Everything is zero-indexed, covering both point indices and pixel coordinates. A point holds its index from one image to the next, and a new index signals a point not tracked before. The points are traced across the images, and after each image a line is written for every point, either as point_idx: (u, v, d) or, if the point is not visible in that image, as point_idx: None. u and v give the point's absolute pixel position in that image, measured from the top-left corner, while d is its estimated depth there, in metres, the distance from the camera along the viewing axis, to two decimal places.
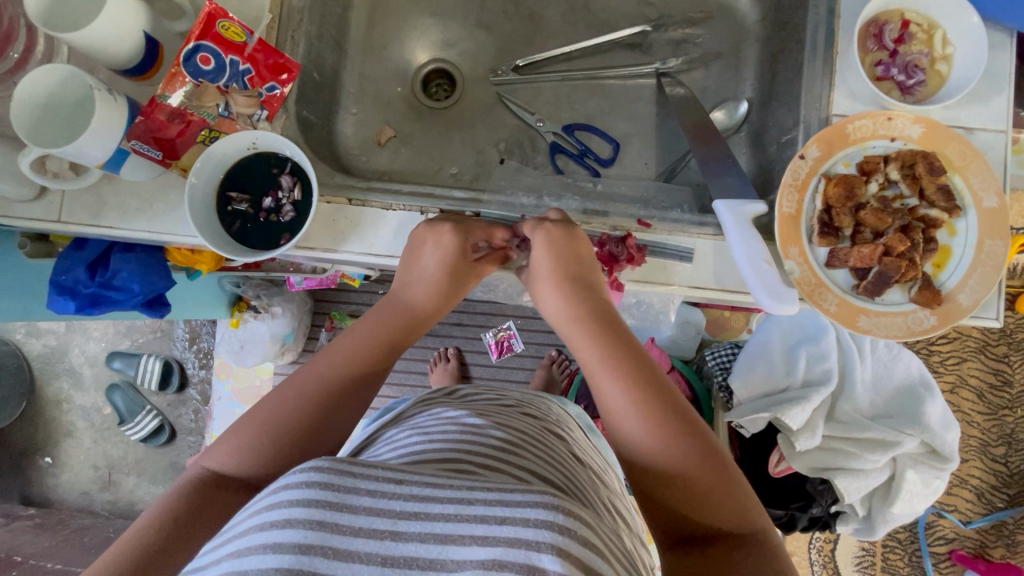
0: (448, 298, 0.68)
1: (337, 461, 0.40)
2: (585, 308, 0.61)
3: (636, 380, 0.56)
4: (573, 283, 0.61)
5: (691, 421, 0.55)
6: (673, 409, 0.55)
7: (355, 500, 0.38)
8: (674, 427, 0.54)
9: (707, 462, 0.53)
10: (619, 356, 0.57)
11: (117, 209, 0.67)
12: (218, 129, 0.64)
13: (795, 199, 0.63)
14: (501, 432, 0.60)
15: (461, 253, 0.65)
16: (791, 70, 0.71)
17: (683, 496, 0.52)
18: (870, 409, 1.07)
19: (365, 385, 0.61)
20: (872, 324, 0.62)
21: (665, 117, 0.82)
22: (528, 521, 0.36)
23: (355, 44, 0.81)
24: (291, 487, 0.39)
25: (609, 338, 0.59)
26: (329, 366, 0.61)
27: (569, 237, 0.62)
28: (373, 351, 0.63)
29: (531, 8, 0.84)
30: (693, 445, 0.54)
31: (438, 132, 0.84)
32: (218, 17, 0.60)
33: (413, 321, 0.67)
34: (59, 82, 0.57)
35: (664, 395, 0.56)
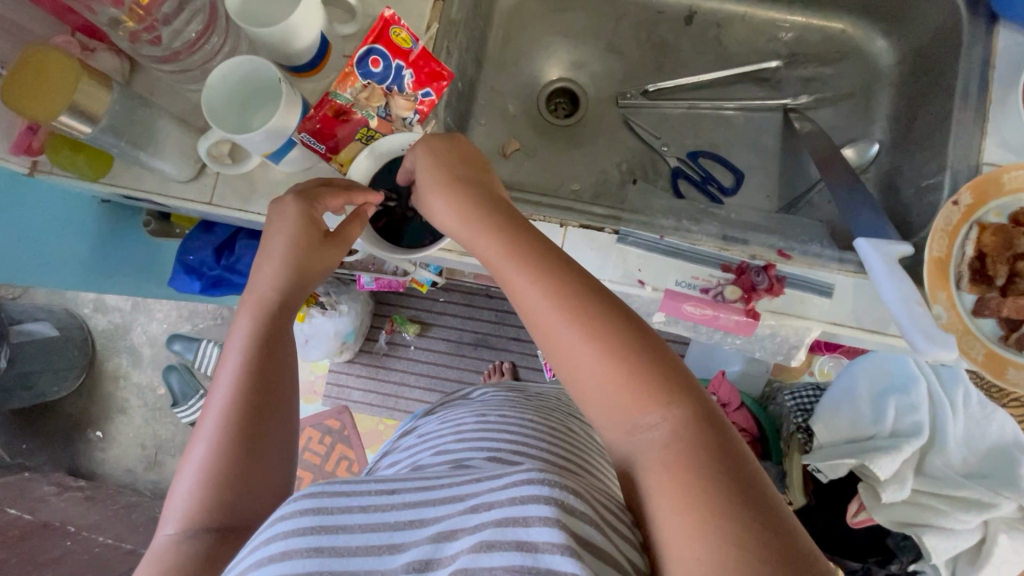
0: (314, 270, 0.59)
1: (323, 483, 0.41)
2: (473, 205, 0.53)
3: (550, 278, 0.46)
4: (462, 189, 0.54)
5: (614, 308, 0.45)
6: (606, 305, 0.45)
7: (347, 519, 0.38)
8: (598, 317, 0.44)
9: (632, 349, 0.43)
10: (530, 256, 0.48)
11: (266, 197, 0.70)
12: (376, 129, 0.67)
13: (944, 244, 0.62)
14: (496, 422, 0.60)
15: (314, 223, 0.58)
16: (934, 116, 0.71)
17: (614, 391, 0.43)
18: (962, 467, 1.04)
19: (272, 370, 0.54)
20: (1020, 377, 0.60)
21: (789, 152, 0.82)
22: (517, 499, 0.36)
23: (489, 57, 0.84)
24: (285, 517, 0.39)
25: (517, 244, 0.49)
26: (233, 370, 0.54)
27: (448, 144, 0.58)
28: (269, 338, 0.56)
29: (663, 37, 0.86)
30: (619, 354, 0.43)
31: (561, 148, 0.85)
32: (392, 23, 0.63)
33: (296, 286, 0.58)
34: (246, 74, 0.60)
35: (582, 289, 0.46)
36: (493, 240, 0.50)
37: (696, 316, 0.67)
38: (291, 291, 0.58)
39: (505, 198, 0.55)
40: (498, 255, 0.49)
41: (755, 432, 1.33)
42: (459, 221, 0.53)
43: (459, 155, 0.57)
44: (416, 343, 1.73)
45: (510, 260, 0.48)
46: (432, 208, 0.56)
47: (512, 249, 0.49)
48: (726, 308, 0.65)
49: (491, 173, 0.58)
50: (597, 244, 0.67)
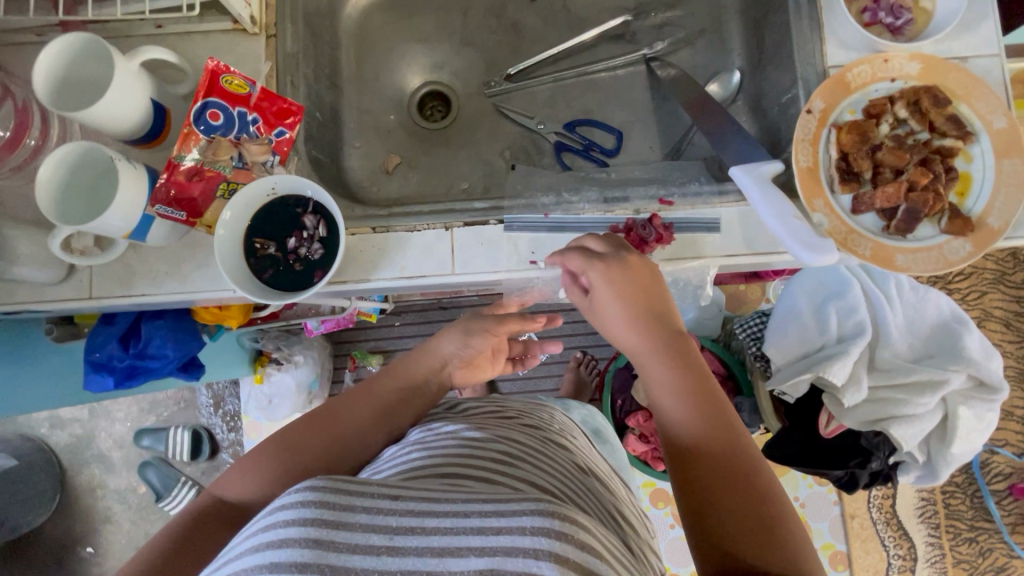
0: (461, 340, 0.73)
1: (331, 478, 0.40)
2: (655, 326, 0.57)
3: (683, 366, 0.54)
4: (642, 305, 0.57)
5: (722, 410, 0.53)
6: (714, 408, 0.53)
7: (350, 517, 0.38)
8: (707, 413, 0.52)
9: (727, 448, 0.51)
10: (666, 346, 0.56)
11: (147, 277, 0.68)
12: (236, 180, 0.65)
13: (810, 152, 0.64)
14: (500, 445, 0.59)
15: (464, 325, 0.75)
16: (776, 34, 0.73)
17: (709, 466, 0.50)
18: (909, 353, 1.07)
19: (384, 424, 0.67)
20: (909, 262, 0.62)
21: (661, 100, 0.83)
22: (526, 530, 0.36)
23: (348, 80, 0.83)
24: (285, 506, 0.39)
25: (655, 330, 0.57)
26: (357, 401, 0.68)
27: (630, 270, 0.58)
28: (396, 392, 0.70)
29: (512, 19, 0.85)
30: (720, 425, 0.52)
31: (443, 151, 0.85)
32: (221, 72, 0.63)
33: (431, 370, 0.73)
34: (80, 159, 0.58)
35: (704, 388, 0.54)
36: (648, 334, 0.56)
37: None
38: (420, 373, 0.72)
39: (679, 322, 0.58)
40: (647, 343, 0.56)
41: (722, 372, 1.34)
42: (632, 334, 0.57)
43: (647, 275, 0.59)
44: None
45: (655, 363, 0.55)
46: (610, 323, 0.59)
47: (652, 337, 0.56)
48: None
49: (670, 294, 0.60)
50: (484, 237, 0.67)
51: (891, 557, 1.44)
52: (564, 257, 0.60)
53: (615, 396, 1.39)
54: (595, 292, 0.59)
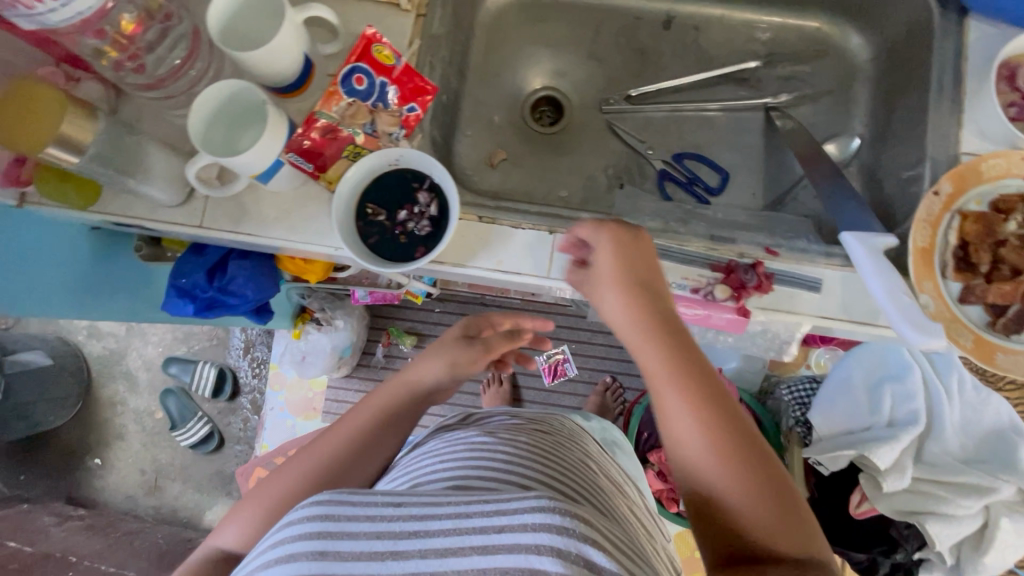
0: (450, 371, 0.68)
1: (333, 491, 0.41)
2: (648, 310, 0.54)
3: (692, 372, 0.50)
4: (637, 285, 0.54)
5: (728, 400, 0.50)
6: (714, 396, 0.50)
7: (354, 526, 0.39)
8: (709, 402, 0.49)
9: (735, 441, 0.48)
10: (657, 330, 0.52)
11: (256, 218, 0.70)
12: (363, 146, 0.66)
13: (928, 235, 0.63)
14: (509, 446, 0.61)
15: (457, 348, 0.68)
16: (909, 109, 0.73)
17: (715, 463, 0.48)
18: (960, 453, 1.05)
19: (370, 459, 0.63)
20: (1010, 362, 0.61)
21: (773, 149, 0.84)
22: (527, 526, 0.37)
23: (473, 71, 0.85)
24: (293, 523, 0.40)
25: (650, 313, 0.54)
26: (336, 449, 0.61)
27: (632, 239, 0.58)
28: (379, 428, 0.64)
29: (643, 43, 0.87)
30: (727, 423, 0.49)
31: (548, 155, 0.86)
32: (374, 42, 0.63)
33: (413, 396, 0.68)
34: (234, 96, 0.62)
35: (703, 378, 0.50)
36: (655, 332, 0.52)
37: (686, 317, 0.67)
38: (402, 401, 0.67)
39: (671, 302, 0.55)
40: (650, 343, 0.52)
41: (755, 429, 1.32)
42: (624, 316, 0.54)
43: (643, 257, 0.57)
44: (414, 355, 1.74)
45: (651, 347, 0.52)
46: (603, 303, 0.56)
47: (645, 320, 0.53)
48: (715, 306, 0.66)
49: (661, 273, 0.57)
50: None
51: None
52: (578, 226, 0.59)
53: (641, 429, 1.38)
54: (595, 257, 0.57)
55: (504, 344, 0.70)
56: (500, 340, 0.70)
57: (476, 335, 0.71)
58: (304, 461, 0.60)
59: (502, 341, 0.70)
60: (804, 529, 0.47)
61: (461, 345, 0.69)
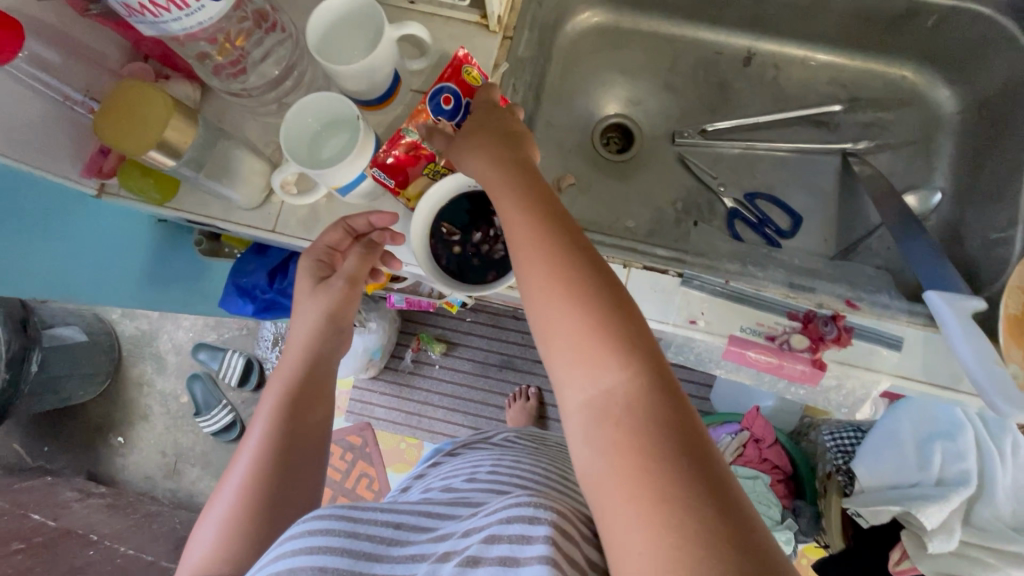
0: (326, 313, 0.67)
1: (333, 510, 0.48)
2: (511, 177, 0.53)
3: (550, 237, 0.48)
4: (502, 157, 0.55)
5: (597, 267, 0.46)
6: (585, 265, 0.46)
7: (354, 544, 0.45)
8: (576, 267, 0.46)
9: (595, 305, 0.44)
10: (532, 194, 0.51)
11: (329, 227, 0.70)
12: (444, 164, 0.67)
13: (1021, 301, 0.61)
14: (510, 461, 0.65)
15: (317, 301, 0.68)
16: (1000, 168, 0.71)
17: (571, 322, 0.44)
18: (1012, 520, 1.00)
19: (303, 451, 0.63)
20: None
21: (848, 195, 0.82)
22: (503, 520, 0.41)
23: (548, 93, 0.85)
24: (294, 539, 0.46)
25: (519, 180, 0.52)
26: (262, 461, 0.61)
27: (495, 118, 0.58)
28: (293, 415, 0.64)
29: (720, 77, 0.86)
30: (590, 286, 0.45)
31: (616, 185, 0.85)
32: (463, 63, 0.64)
33: (316, 367, 0.68)
34: (327, 108, 0.62)
35: (574, 244, 0.47)
36: (514, 205, 0.51)
37: (760, 364, 0.66)
38: (309, 375, 0.67)
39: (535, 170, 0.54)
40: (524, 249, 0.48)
41: (788, 470, 1.30)
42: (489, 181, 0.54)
43: (513, 134, 0.57)
44: (441, 363, 1.75)
45: (514, 205, 0.51)
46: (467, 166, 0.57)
47: (509, 182, 0.52)
48: (792, 355, 0.65)
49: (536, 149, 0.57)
50: (661, 285, 0.67)
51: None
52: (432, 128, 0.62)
53: None
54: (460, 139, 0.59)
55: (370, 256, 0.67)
56: (354, 263, 0.67)
57: (331, 269, 0.69)
58: (236, 490, 0.59)
59: (355, 263, 0.66)
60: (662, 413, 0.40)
61: (321, 289, 0.68)
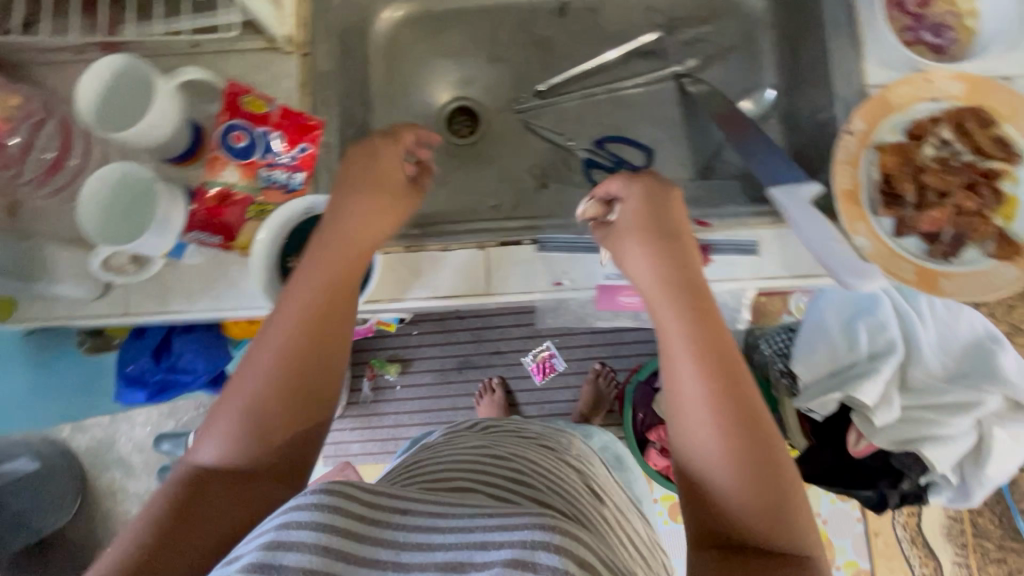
0: (383, 224, 0.62)
1: (346, 483, 0.37)
2: (678, 276, 0.54)
3: (706, 340, 0.50)
4: (658, 249, 0.55)
5: (742, 376, 0.49)
6: (731, 373, 0.49)
7: (363, 527, 0.35)
8: (728, 376, 0.48)
9: (745, 414, 0.47)
10: (681, 295, 0.53)
11: (180, 292, 0.68)
12: (266, 202, 0.65)
13: (850, 174, 0.63)
14: (518, 464, 0.59)
15: (357, 216, 0.60)
16: (813, 51, 0.72)
17: (727, 432, 0.46)
18: (942, 372, 1.04)
19: (321, 387, 0.52)
20: (955, 287, 0.61)
21: (692, 116, 0.83)
22: (525, 542, 0.33)
23: (378, 97, 0.84)
24: (297, 507, 0.35)
25: (676, 271, 0.54)
26: (265, 391, 0.49)
27: (660, 202, 0.58)
28: (315, 340, 0.52)
29: (541, 35, 0.85)
30: (740, 399, 0.48)
31: (470, 169, 0.84)
32: (240, 94, 0.64)
33: (359, 254, 0.59)
34: (121, 179, 0.60)
35: (724, 352, 0.50)
36: (669, 305, 0.52)
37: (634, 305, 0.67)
38: (355, 269, 0.58)
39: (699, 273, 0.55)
40: (660, 299, 0.52)
41: None
42: (654, 281, 0.54)
43: (674, 216, 0.58)
44: (402, 383, 1.73)
45: (668, 307, 0.52)
46: (628, 258, 0.57)
47: (669, 285, 0.53)
48: None
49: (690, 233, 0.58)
50: (517, 257, 0.66)
51: (916, 574, 1.42)
52: (607, 182, 0.61)
53: (636, 410, 1.36)
54: (621, 210, 0.59)
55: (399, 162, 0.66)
56: (362, 187, 0.61)
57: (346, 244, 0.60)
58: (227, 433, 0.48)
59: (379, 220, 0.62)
60: (791, 527, 0.45)
61: (378, 202, 0.62)
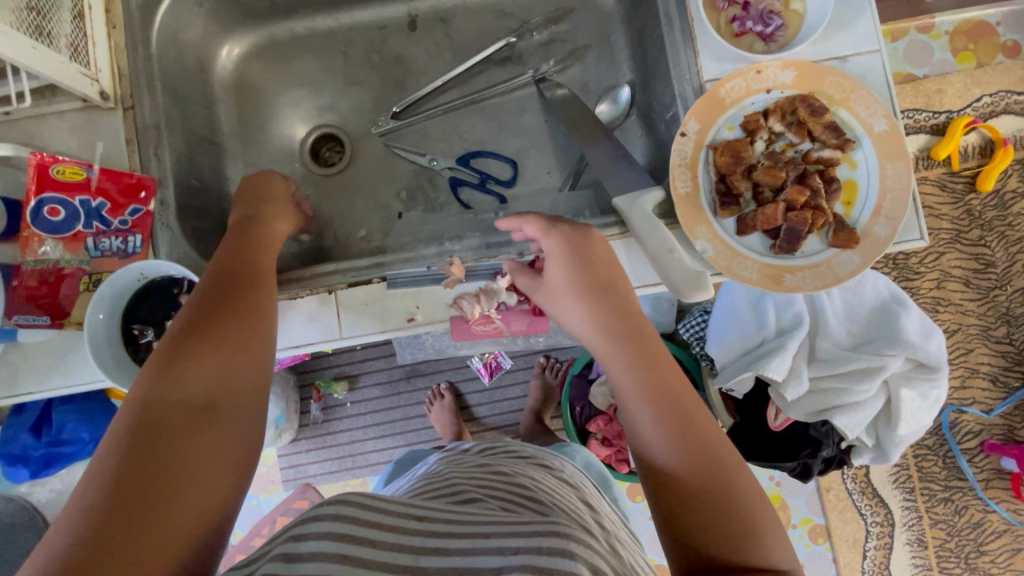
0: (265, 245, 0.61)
1: (359, 492, 0.40)
2: (609, 308, 0.54)
3: (641, 360, 0.52)
4: (589, 283, 0.55)
5: (678, 386, 0.52)
6: (671, 387, 0.51)
7: (377, 535, 0.38)
8: (668, 390, 0.51)
9: (684, 424, 0.49)
10: (615, 324, 0.54)
11: (31, 373, 0.64)
12: (98, 271, 0.63)
13: (688, 177, 0.62)
14: (518, 474, 0.57)
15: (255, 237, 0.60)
16: (655, 46, 0.70)
17: (676, 439, 0.48)
18: (849, 339, 1.05)
19: (236, 385, 0.47)
20: (798, 281, 0.60)
21: (554, 121, 0.81)
22: (541, 547, 0.37)
23: (231, 137, 0.81)
24: (318, 517, 0.39)
25: (607, 303, 0.54)
26: (167, 388, 0.44)
27: (583, 241, 0.57)
28: (227, 339, 0.48)
29: (394, 52, 0.83)
30: (679, 410, 0.50)
31: (338, 199, 0.82)
32: (49, 165, 0.61)
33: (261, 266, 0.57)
34: None
35: (660, 368, 0.52)
36: (605, 331, 0.54)
37: (487, 332, 0.68)
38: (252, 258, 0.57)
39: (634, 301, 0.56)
40: (605, 344, 0.54)
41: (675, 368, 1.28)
42: (588, 323, 0.55)
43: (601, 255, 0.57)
44: (351, 400, 1.37)
45: (603, 340, 0.54)
46: (562, 308, 0.57)
47: (608, 314, 0.54)
48: (514, 310, 0.68)
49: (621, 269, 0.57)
50: (368, 297, 0.65)
51: (870, 532, 1.25)
52: (523, 218, 0.59)
53: (572, 404, 1.26)
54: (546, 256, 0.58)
55: (286, 204, 0.68)
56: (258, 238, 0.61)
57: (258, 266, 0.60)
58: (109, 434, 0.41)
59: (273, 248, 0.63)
60: (755, 518, 0.46)
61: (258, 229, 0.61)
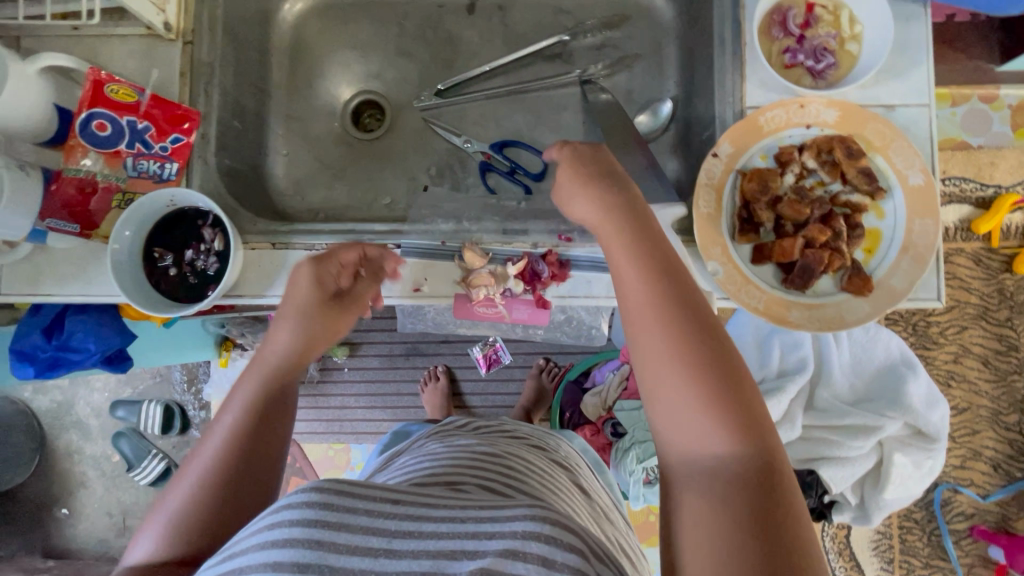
0: (320, 340, 0.56)
1: (335, 480, 0.37)
2: (612, 203, 0.49)
3: (640, 251, 0.45)
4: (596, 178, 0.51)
5: (687, 282, 0.43)
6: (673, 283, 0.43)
7: (352, 519, 0.35)
8: (669, 285, 0.43)
9: (684, 319, 0.41)
10: (619, 220, 0.48)
11: (53, 276, 0.67)
12: (132, 190, 0.66)
13: (712, 198, 0.62)
14: (507, 459, 0.56)
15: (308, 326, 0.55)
16: (704, 66, 0.70)
17: (668, 329, 0.41)
18: (850, 394, 1.03)
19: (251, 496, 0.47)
20: (803, 318, 0.60)
21: (592, 124, 0.81)
22: (517, 533, 0.35)
23: (279, 87, 0.83)
24: (290, 505, 0.35)
25: (611, 199, 0.50)
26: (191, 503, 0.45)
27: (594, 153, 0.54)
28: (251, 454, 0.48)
29: (448, 31, 0.85)
30: (678, 302, 0.43)
31: (369, 165, 0.84)
32: (104, 83, 0.63)
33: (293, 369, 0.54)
34: None
35: (663, 262, 0.45)
36: (612, 227, 0.48)
37: (488, 315, 0.71)
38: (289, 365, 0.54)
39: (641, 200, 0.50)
40: (607, 234, 0.48)
41: None
42: (595, 217, 0.50)
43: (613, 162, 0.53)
44: (349, 365, 1.38)
45: (607, 235, 0.48)
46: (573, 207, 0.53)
47: (610, 210, 0.49)
48: (518, 299, 0.69)
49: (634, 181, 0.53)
50: None
51: None
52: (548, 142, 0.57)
53: (562, 410, 1.29)
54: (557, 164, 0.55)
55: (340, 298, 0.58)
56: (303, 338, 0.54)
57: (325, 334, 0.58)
58: (165, 526, 0.44)
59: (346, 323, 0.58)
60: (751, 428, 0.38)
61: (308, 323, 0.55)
